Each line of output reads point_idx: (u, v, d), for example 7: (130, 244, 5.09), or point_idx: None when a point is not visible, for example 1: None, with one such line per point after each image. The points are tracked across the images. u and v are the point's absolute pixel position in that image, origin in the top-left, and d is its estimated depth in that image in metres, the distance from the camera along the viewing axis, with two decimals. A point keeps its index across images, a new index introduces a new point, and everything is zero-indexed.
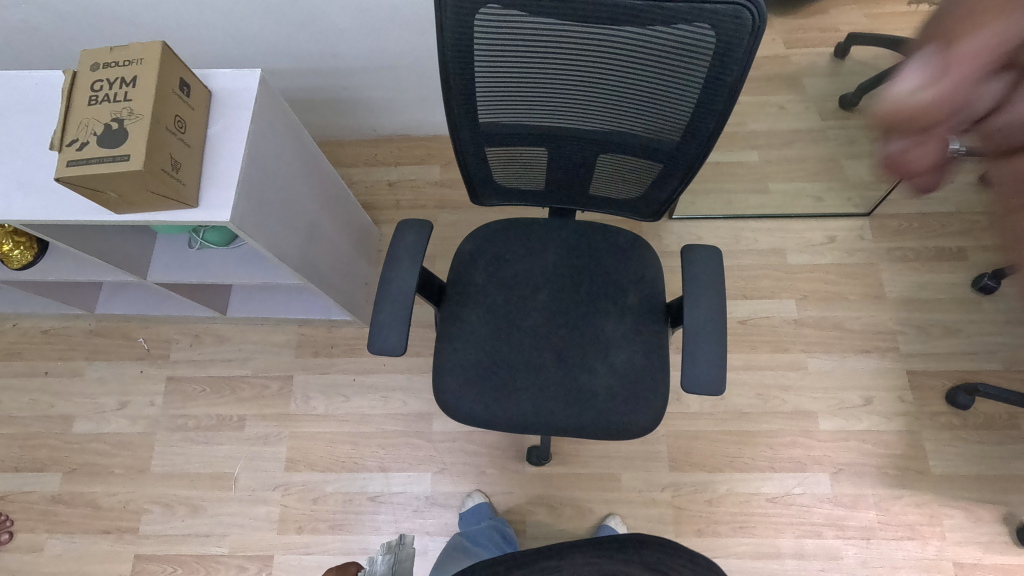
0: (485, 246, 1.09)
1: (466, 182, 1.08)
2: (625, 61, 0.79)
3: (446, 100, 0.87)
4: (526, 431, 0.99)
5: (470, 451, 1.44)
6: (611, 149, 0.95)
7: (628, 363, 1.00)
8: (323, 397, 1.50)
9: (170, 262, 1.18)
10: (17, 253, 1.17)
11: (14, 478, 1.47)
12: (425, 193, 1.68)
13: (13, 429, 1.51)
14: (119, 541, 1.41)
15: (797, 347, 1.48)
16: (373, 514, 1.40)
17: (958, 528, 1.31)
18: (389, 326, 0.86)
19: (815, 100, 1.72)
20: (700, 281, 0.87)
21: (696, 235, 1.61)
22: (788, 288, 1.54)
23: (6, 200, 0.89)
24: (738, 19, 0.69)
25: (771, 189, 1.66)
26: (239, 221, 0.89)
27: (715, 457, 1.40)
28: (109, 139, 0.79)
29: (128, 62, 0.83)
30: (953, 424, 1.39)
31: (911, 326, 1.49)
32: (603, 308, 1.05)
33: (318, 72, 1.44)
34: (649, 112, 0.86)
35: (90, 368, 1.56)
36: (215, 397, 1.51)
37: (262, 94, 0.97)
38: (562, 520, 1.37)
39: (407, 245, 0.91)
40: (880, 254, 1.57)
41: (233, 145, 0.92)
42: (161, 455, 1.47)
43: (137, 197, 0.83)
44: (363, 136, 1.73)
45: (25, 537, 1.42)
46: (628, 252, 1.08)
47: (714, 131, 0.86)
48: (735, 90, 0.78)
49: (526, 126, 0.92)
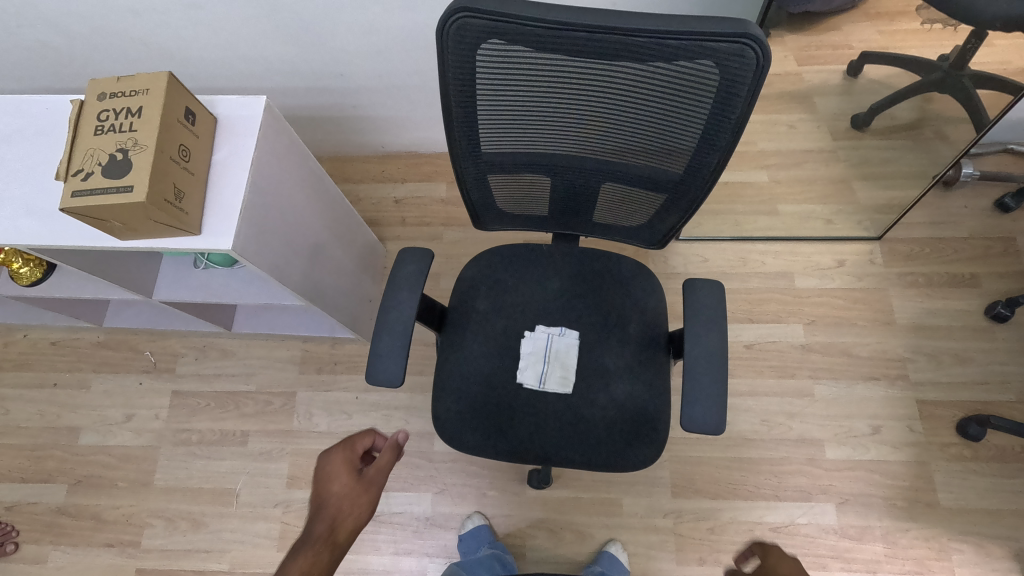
0: (486, 272, 1.08)
1: (469, 208, 1.07)
2: (629, 94, 0.78)
3: (449, 130, 0.87)
4: (524, 460, 0.98)
5: (471, 472, 1.43)
6: (614, 178, 0.95)
7: (630, 394, 1.00)
8: (326, 413, 1.50)
9: (176, 281, 1.19)
10: (26, 270, 1.17)
11: (21, 489, 1.49)
12: (431, 211, 1.68)
13: (20, 439, 1.53)
14: (122, 554, 1.42)
15: (804, 373, 1.46)
16: (372, 534, 1.40)
17: (967, 564, 1.29)
18: (387, 357, 0.86)
19: (827, 120, 1.67)
20: (704, 313, 0.85)
21: (702, 257, 1.59)
22: (795, 313, 1.52)
23: (14, 225, 0.90)
24: (743, 58, 0.68)
25: (780, 211, 1.64)
26: (241, 248, 0.90)
27: (719, 484, 1.38)
28: (114, 169, 0.80)
29: (134, 92, 0.84)
30: (964, 456, 1.37)
31: (921, 354, 1.46)
32: (604, 338, 1.04)
33: (324, 90, 1.45)
34: (652, 143, 0.85)
35: (97, 381, 1.58)
36: (219, 412, 1.52)
37: (267, 120, 0.98)
38: (563, 545, 1.36)
39: (408, 273, 0.90)
40: (890, 279, 1.54)
41: (236, 171, 0.93)
42: (164, 469, 1.48)
43: (141, 225, 0.84)
44: (371, 152, 1.74)
45: (30, 548, 1.43)
46: (631, 281, 1.07)
47: (718, 165, 0.84)
48: (739, 125, 0.77)
49: (529, 155, 0.92)
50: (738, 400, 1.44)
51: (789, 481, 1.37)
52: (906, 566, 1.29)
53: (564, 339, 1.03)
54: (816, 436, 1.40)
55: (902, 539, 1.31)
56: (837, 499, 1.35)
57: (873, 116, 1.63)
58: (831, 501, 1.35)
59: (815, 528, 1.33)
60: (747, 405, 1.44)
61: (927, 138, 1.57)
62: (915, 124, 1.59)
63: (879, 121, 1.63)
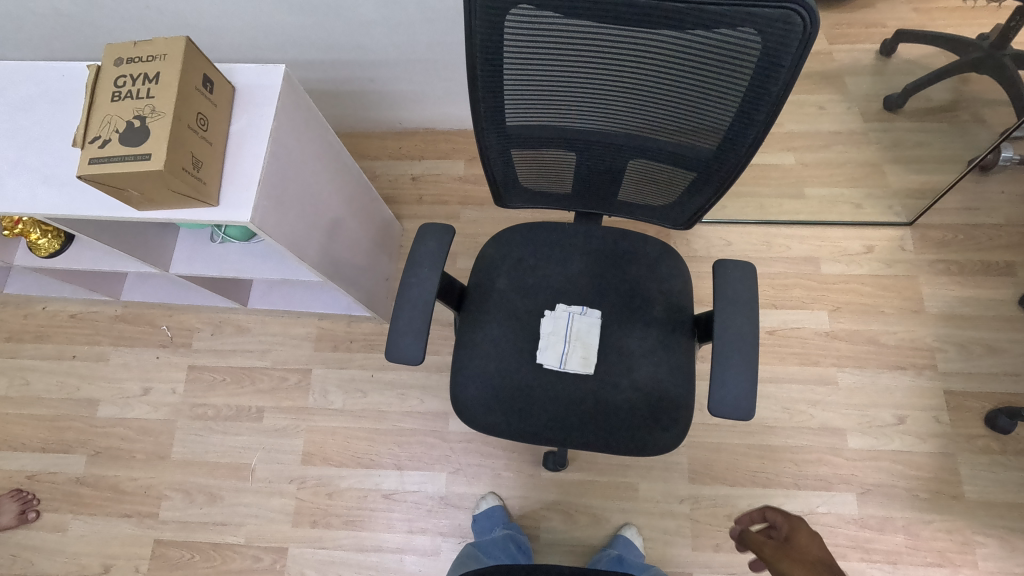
0: (507, 251, 1.06)
1: (491, 184, 1.04)
2: (662, 65, 0.74)
3: (473, 103, 0.84)
4: (542, 442, 0.97)
5: (486, 453, 1.42)
6: (642, 155, 0.91)
7: (653, 377, 0.97)
8: (341, 391, 1.50)
9: (193, 254, 1.18)
10: (44, 242, 1.17)
11: (42, 458, 1.50)
12: (449, 189, 1.66)
13: (40, 410, 1.55)
14: (140, 525, 1.43)
15: (828, 360, 1.43)
16: (387, 512, 1.40)
17: (991, 557, 1.26)
18: (408, 335, 0.84)
19: (858, 100, 1.63)
20: (735, 295, 0.83)
21: (725, 240, 1.55)
22: (820, 299, 1.48)
23: (31, 194, 0.89)
24: (788, 26, 0.64)
25: (807, 195, 1.59)
26: (260, 221, 0.88)
27: (737, 471, 1.36)
28: (131, 137, 0.78)
29: (152, 58, 0.81)
30: (992, 448, 1.33)
31: (950, 344, 1.42)
32: (627, 319, 1.01)
33: (342, 63, 1.42)
34: (685, 118, 0.82)
35: (115, 354, 1.59)
36: (235, 387, 1.52)
37: (286, 90, 0.95)
38: (577, 527, 1.35)
39: (429, 250, 0.88)
40: (920, 266, 1.49)
41: (255, 142, 0.90)
42: (181, 442, 1.49)
43: (159, 195, 0.82)
44: (389, 129, 1.71)
45: (51, 517, 1.45)
46: (656, 262, 1.04)
47: (754, 142, 0.81)
48: (780, 99, 0.73)
49: (554, 129, 0.88)
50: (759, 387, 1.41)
51: (809, 469, 1.35)
52: (928, 558, 1.27)
53: (585, 319, 1.00)
54: (838, 425, 1.37)
55: (925, 531, 1.29)
56: (859, 489, 1.33)
57: (907, 97, 1.59)
58: (853, 491, 1.32)
59: (835, 517, 1.31)
60: (768, 392, 1.41)
61: (964, 121, 1.51)
62: (950, 107, 1.55)
63: (913, 103, 1.59)
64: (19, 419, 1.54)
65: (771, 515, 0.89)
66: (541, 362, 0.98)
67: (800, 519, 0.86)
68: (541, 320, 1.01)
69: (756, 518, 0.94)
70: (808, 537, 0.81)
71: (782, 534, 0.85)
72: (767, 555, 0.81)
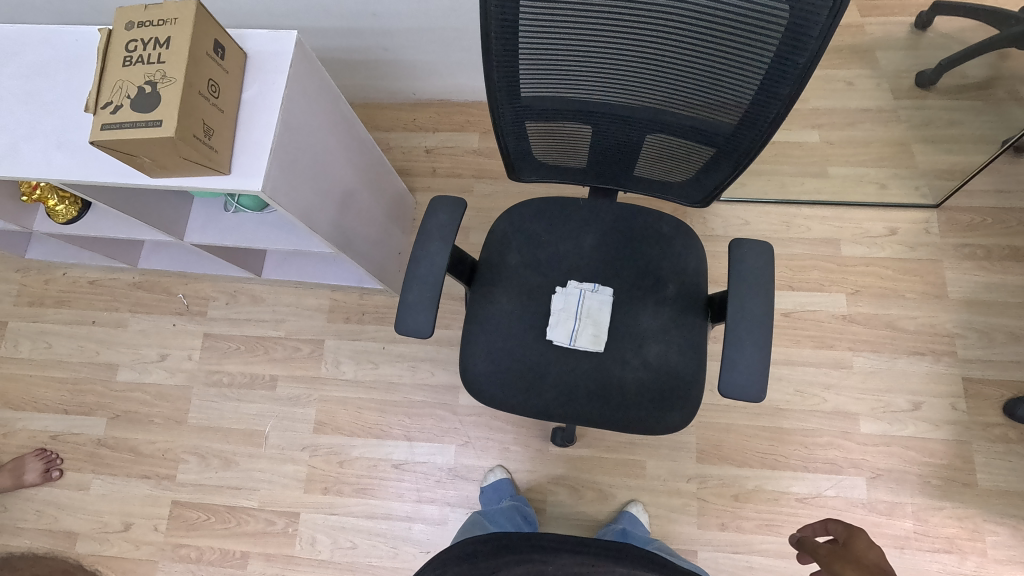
0: (520, 226, 1.04)
1: (504, 157, 1.02)
2: (685, 35, 0.72)
3: (487, 74, 0.81)
4: (550, 418, 0.97)
5: (494, 427, 1.43)
6: (660, 130, 0.89)
7: (663, 357, 0.96)
8: (353, 362, 1.51)
9: (207, 224, 1.19)
10: (62, 208, 1.19)
11: (64, 420, 1.55)
12: (463, 162, 1.64)
13: (63, 372, 1.59)
14: (158, 486, 1.48)
15: (843, 344, 1.40)
16: (396, 481, 1.42)
17: (1001, 546, 1.25)
18: (417, 308, 0.84)
19: (888, 76, 1.57)
20: (751, 276, 0.81)
21: (743, 219, 1.51)
22: (839, 281, 1.45)
23: (46, 159, 0.89)
24: None
25: (830, 174, 1.54)
26: (271, 190, 0.88)
27: (746, 452, 1.35)
28: (143, 103, 0.78)
29: (162, 22, 0.80)
30: (1009, 437, 1.31)
31: (972, 330, 1.39)
32: (639, 298, 1.00)
33: (356, 32, 1.39)
34: (706, 91, 0.79)
35: (133, 320, 1.61)
36: (249, 355, 1.55)
37: (299, 57, 0.93)
38: (583, 502, 1.37)
39: (440, 223, 0.87)
40: (945, 250, 1.45)
41: (267, 111, 0.89)
42: (198, 408, 1.52)
43: (170, 162, 0.82)
44: (403, 100, 1.69)
45: (73, 476, 1.50)
46: (671, 240, 1.02)
47: (776, 118, 0.78)
48: (806, 72, 0.70)
49: (570, 101, 0.86)
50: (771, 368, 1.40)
51: (819, 453, 1.34)
52: (935, 544, 1.27)
53: (596, 296, 0.98)
54: (850, 409, 1.36)
55: (935, 517, 1.28)
56: (869, 473, 1.32)
57: (940, 74, 1.54)
58: (862, 476, 1.32)
59: (843, 501, 1.31)
60: (781, 374, 1.39)
61: (999, 99, 1.49)
62: (985, 84, 1.51)
63: (946, 80, 1.54)
64: (43, 381, 1.59)
65: (832, 525, 0.97)
66: (550, 339, 0.97)
67: (860, 529, 0.93)
68: (552, 296, 1.00)
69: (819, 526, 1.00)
70: (867, 543, 0.88)
71: (840, 540, 0.92)
72: (822, 557, 0.89)
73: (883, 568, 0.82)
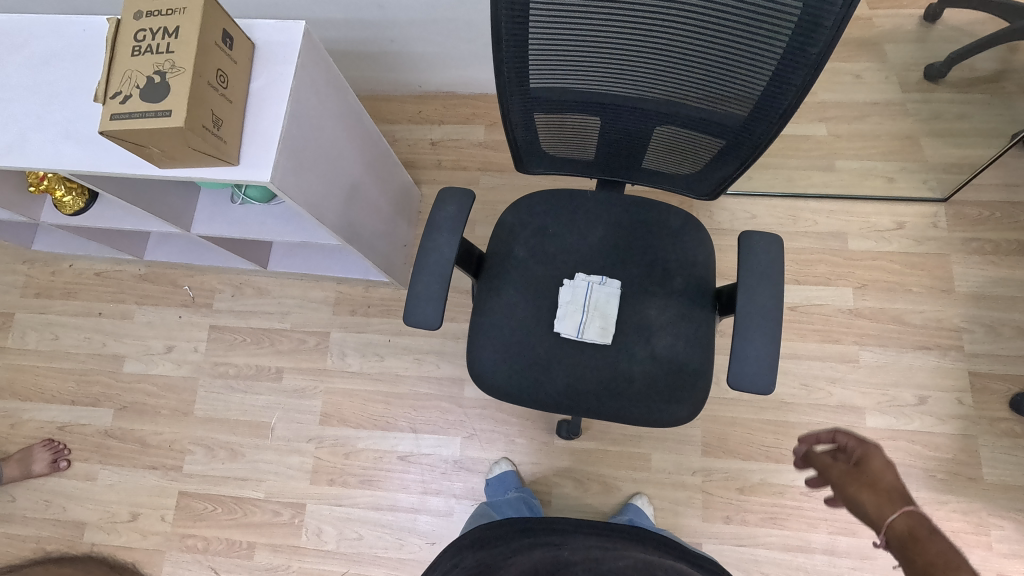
0: (528, 218, 1.04)
1: (512, 149, 1.02)
2: (696, 25, 0.71)
3: (497, 64, 0.81)
4: (558, 410, 0.97)
5: (500, 419, 1.44)
6: (669, 121, 0.88)
7: (670, 349, 0.96)
8: (358, 354, 1.52)
9: (214, 215, 1.19)
10: (69, 199, 1.19)
11: (71, 411, 1.56)
12: (468, 154, 1.63)
13: (69, 364, 1.59)
14: (165, 477, 1.49)
15: (850, 338, 1.40)
16: (402, 473, 1.43)
17: (1006, 540, 1.25)
18: (426, 299, 0.84)
19: (897, 69, 1.56)
20: (760, 268, 0.81)
21: (750, 213, 1.51)
22: (846, 275, 1.44)
23: (55, 150, 0.89)
24: None
25: (838, 167, 1.53)
26: (280, 181, 0.87)
27: (751, 445, 1.36)
28: (152, 93, 0.78)
29: (171, 11, 0.80)
30: (1015, 432, 1.31)
31: (979, 325, 1.38)
32: (647, 290, 1.00)
33: (362, 23, 1.38)
34: (717, 82, 0.78)
35: (139, 312, 1.62)
36: (255, 347, 1.55)
37: (306, 47, 0.93)
38: (588, 495, 1.37)
39: (449, 215, 0.87)
40: (952, 244, 1.44)
41: (275, 102, 0.89)
42: (204, 399, 1.53)
43: (179, 153, 0.82)
44: (408, 92, 1.68)
45: (81, 466, 1.51)
46: (679, 233, 1.02)
47: (786, 110, 0.78)
48: (818, 62, 0.69)
49: (579, 93, 0.86)
50: None
51: None
52: None
53: (604, 289, 0.98)
54: (856, 403, 1.36)
55: (939, 511, 1.28)
56: None
57: (949, 67, 1.53)
58: None
59: None
60: (787, 368, 1.39)
61: (1009, 92, 1.49)
62: (995, 77, 1.50)
63: (956, 72, 1.53)
64: (50, 372, 1.59)
65: (841, 436, 0.88)
66: (558, 331, 0.97)
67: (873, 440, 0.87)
68: (560, 288, 1.00)
69: (821, 435, 0.89)
70: (883, 463, 0.84)
71: (853, 457, 0.87)
72: (837, 477, 0.86)
73: (900, 490, 0.80)
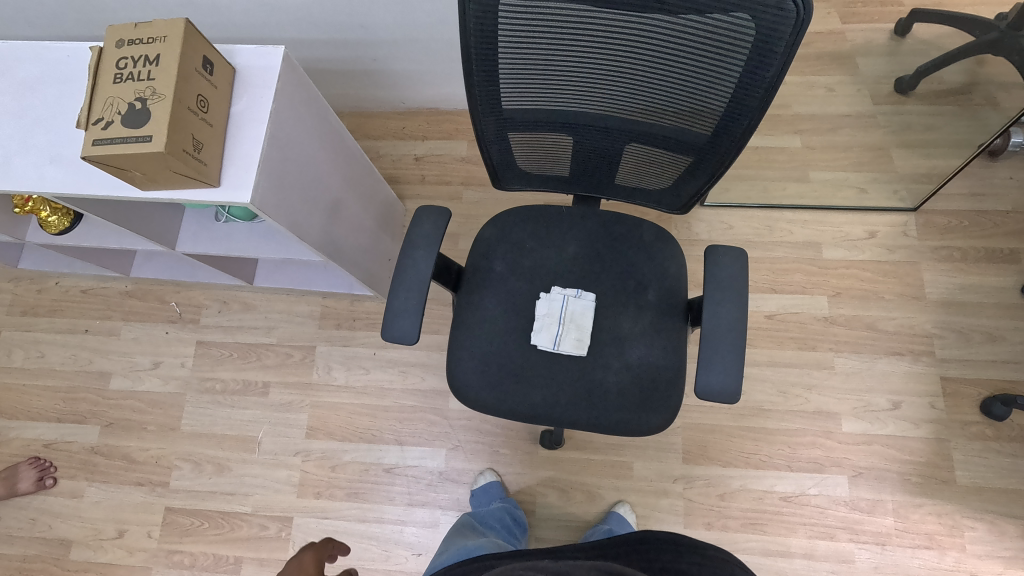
0: (505, 234, 1.07)
1: (488, 167, 1.05)
2: (658, 51, 0.74)
3: (469, 88, 0.84)
4: (536, 421, 1.00)
5: (484, 430, 1.46)
6: (638, 140, 0.91)
7: (644, 360, 0.99)
8: (344, 367, 1.53)
9: (199, 233, 1.21)
10: (54, 219, 1.21)
11: (58, 428, 1.56)
12: (451, 169, 1.66)
13: (56, 381, 1.60)
14: (152, 493, 1.49)
15: (826, 345, 1.43)
16: (388, 485, 1.44)
17: (979, 541, 1.28)
18: (404, 315, 0.86)
19: (868, 82, 1.61)
20: (725, 281, 0.84)
21: (727, 224, 1.55)
22: (820, 284, 1.48)
23: (39, 173, 0.91)
24: (781, 12, 0.64)
25: (811, 178, 1.57)
26: (261, 202, 0.90)
27: (731, 452, 1.38)
28: (134, 119, 0.80)
29: (152, 40, 0.83)
30: (986, 435, 1.34)
31: (950, 331, 1.42)
32: (622, 302, 1.03)
33: (344, 43, 1.41)
34: (681, 103, 0.81)
35: (125, 329, 1.63)
36: (242, 362, 1.56)
37: (285, 71, 0.96)
38: (572, 504, 1.39)
39: (425, 233, 0.90)
40: (923, 253, 1.48)
41: (255, 125, 0.92)
42: (191, 415, 1.54)
43: (161, 176, 0.84)
44: (392, 108, 1.71)
45: (67, 484, 1.51)
46: (651, 246, 1.05)
47: (747, 129, 0.81)
48: (773, 85, 0.73)
49: (550, 113, 0.88)
50: (755, 370, 1.43)
51: (802, 452, 1.37)
52: (916, 540, 1.29)
53: (579, 302, 1.01)
54: (832, 409, 1.39)
55: (915, 514, 1.31)
56: (851, 472, 1.34)
57: (917, 80, 1.56)
58: (844, 474, 1.35)
59: (825, 499, 1.33)
60: (765, 376, 1.42)
61: (975, 104, 1.51)
62: (963, 90, 1.54)
63: (925, 85, 1.57)
64: (36, 389, 1.60)
65: None
66: (535, 343, 1.00)
67: None
68: (536, 302, 1.02)
69: None
70: None
71: None
72: None
73: None
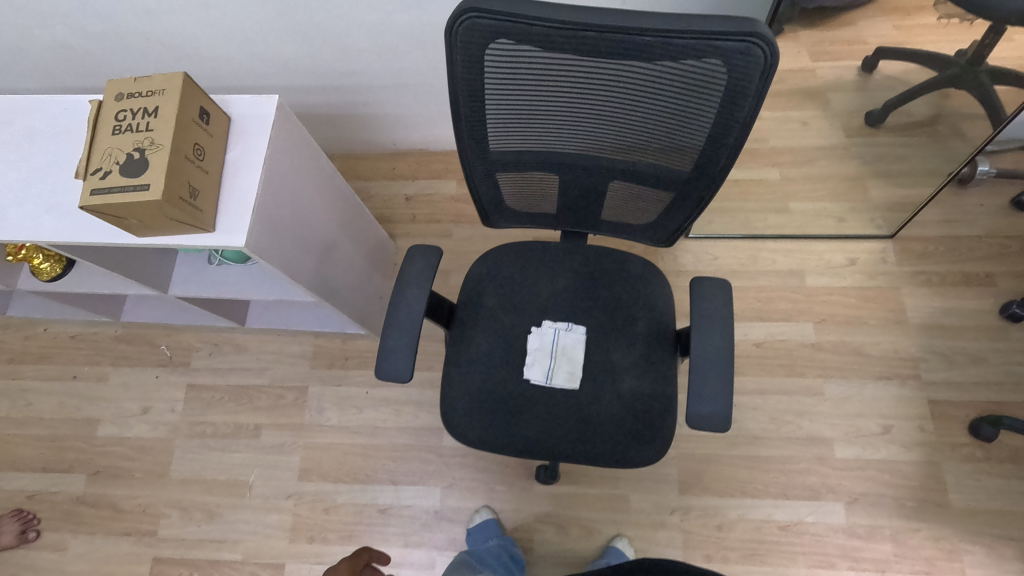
0: (496, 270, 1.09)
1: (478, 206, 1.08)
2: (638, 93, 0.77)
3: (457, 130, 0.87)
4: (531, 456, 1.00)
5: (479, 467, 1.45)
6: (622, 176, 0.95)
7: (636, 391, 1.00)
8: (337, 407, 1.52)
9: (191, 276, 1.22)
10: (46, 266, 1.21)
11: (42, 478, 1.53)
12: (441, 208, 1.70)
13: (41, 430, 1.57)
14: (138, 543, 1.45)
15: (814, 371, 1.45)
16: (383, 527, 1.42)
17: (978, 565, 1.28)
18: (398, 352, 0.87)
19: (840, 116, 1.57)
20: (710, 311, 0.86)
21: (711, 255, 1.59)
22: (806, 311, 1.51)
23: (35, 223, 0.93)
24: (750, 57, 0.67)
25: (791, 209, 1.62)
26: (254, 245, 0.92)
27: (726, 482, 1.38)
28: (131, 168, 0.82)
29: (151, 93, 0.86)
30: (977, 456, 1.35)
31: (934, 354, 1.45)
32: (612, 334, 1.04)
33: (335, 89, 1.46)
34: (662, 141, 0.85)
35: (114, 374, 1.61)
36: (233, 405, 1.55)
37: (279, 119, 0.99)
38: (570, 540, 1.37)
39: (417, 270, 0.92)
40: (902, 278, 1.53)
41: (249, 170, 0.94)
42: (180, 460, 1.51)
43: (156, 223, 0.86)
44: (383, 150, 1.76)
45: (51, 536, 1.47)
46: (639, 279, 1.07)
47: (725, 164, 0.85)
48: (747, 123, 0.77)
49: (537, 152, 0.92)
50: (746, 398, 1.44)
51: (798, 479, 1.37)
52: (915, 566, 1.29)
53: (570, 335, 1.03)
54: (825, 435, 1.40)
55: (913, 539, 1.31)
56: (846, 498, 1.35)
57: (887, 113, 1.53)
58: (841, 500, 1.34)
59: (823, 526, 1.33)
60: (756, 404, 1.43)
61: (944, 135, 1.49)
62: (931, 121, 1.51)
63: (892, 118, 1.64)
64: (21, 439, 1.57)
65: None
66: (527, 378, 1.01)
67: None
68: (528, 336, 1.04)
69: None
70: None
71: None
72: None
73: None
